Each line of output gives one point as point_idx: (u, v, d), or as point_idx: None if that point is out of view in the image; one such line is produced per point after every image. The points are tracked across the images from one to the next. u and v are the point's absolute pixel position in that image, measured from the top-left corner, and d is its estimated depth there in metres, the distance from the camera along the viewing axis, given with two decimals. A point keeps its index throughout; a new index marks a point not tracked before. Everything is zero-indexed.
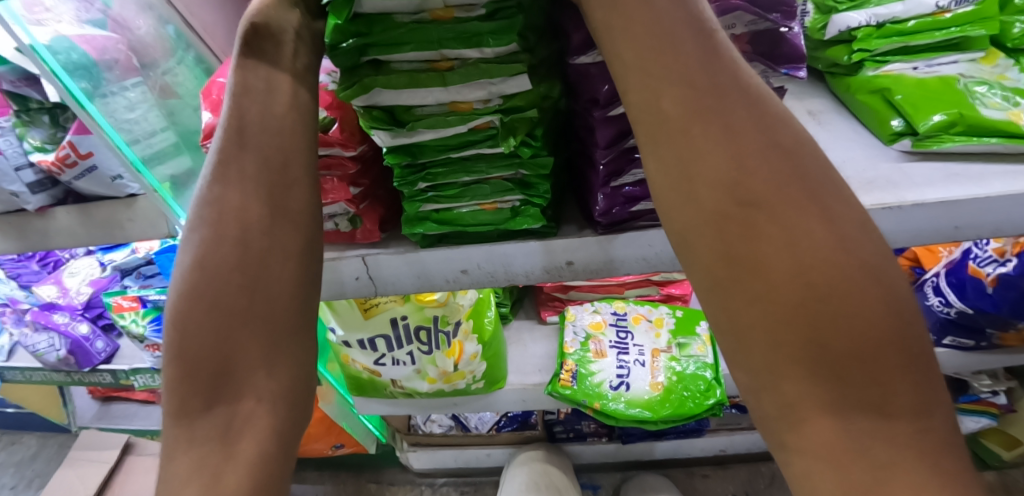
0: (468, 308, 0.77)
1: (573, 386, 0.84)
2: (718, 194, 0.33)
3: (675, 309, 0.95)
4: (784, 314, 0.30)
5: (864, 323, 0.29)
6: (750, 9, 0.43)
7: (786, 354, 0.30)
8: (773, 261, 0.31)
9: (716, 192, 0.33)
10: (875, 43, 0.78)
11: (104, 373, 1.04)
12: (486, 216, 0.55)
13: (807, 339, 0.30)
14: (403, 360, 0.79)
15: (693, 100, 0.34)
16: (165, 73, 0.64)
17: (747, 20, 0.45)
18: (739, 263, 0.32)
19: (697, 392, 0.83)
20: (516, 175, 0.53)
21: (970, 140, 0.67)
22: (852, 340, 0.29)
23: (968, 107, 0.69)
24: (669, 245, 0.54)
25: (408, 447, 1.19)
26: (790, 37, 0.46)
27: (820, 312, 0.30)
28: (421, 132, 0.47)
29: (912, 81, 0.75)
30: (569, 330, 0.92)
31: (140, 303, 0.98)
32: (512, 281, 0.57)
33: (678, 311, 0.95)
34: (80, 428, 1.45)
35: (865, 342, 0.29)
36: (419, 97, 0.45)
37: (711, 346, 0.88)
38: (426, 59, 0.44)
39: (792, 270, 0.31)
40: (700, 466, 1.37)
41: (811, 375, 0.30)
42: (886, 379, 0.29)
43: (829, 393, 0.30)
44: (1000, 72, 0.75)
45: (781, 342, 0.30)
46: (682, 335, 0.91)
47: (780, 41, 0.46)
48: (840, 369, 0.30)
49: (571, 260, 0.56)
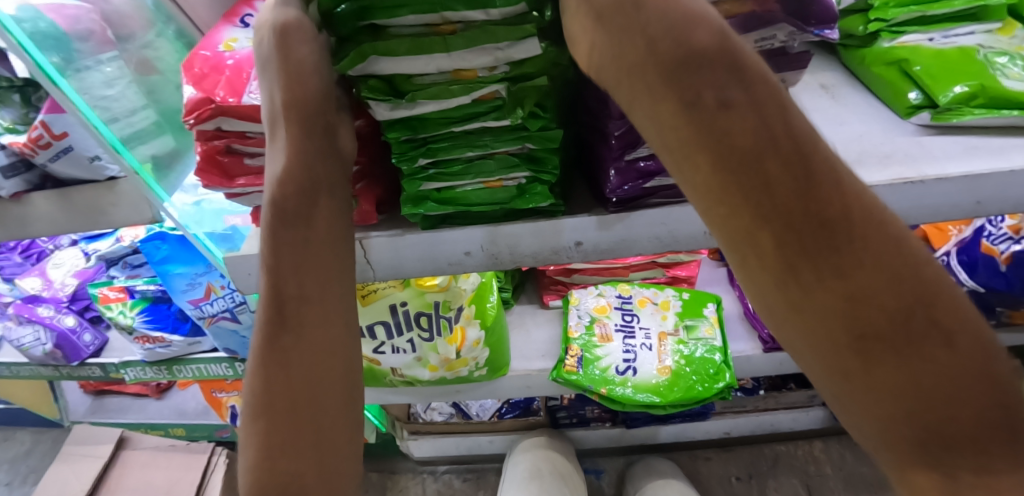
0: (471, 293, 0.74)
1: (578, 371, 0.81)
2: (760, 216, 0.29)
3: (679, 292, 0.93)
4: (837, 352, 0.28)
5: (932, 355, 0.27)
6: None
7: (869, 401, 0.28)
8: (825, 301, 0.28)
9: (759, 216, 0.29)
10: (892, 12, 0.76)
11: (94, 367, 1.02)
12: (491, 195, 0.52)
13: (861, 371, 0.28)
14: (403, 347, 0.76)
15: (730, 125, 0.29)
16: (144, 47, 0.60)
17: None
18: (799, 304, 0.29)
19: (706, 376, 0.82)
20: (522, 150, 0.50)
21: (990, 113, 0.66)
22: (933, 380, 0.27)
23: (989, 78, 0.68)
24: (682, 223, 0.54)
25: (408, 435, 1.16)
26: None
27: (888, 351, 0.27)
28: (422, 103, 0.44)
29: (930, 52, 0.73)
30: (573, 314, 0.90)
31: (127, 294, 0.94)
32: (519, 262, 0.56)
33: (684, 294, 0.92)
34: (73, 422, 1.42)
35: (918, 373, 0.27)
36: (420, 64, 0.41)
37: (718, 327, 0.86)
38: (426, 22, 0.40)
39: (830, 301, 0.28)
40: (704, 449, 1.36)
41: (894, 420, 0.28)
42: (972, 413, 0.27)
43: (919, 434, 0.27)
44: (1018, 43, 0.73)
45: (862, 391, 0.28)
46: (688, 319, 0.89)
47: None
48: (925, 413, 0.27)
49: (581, 240, 0.55)
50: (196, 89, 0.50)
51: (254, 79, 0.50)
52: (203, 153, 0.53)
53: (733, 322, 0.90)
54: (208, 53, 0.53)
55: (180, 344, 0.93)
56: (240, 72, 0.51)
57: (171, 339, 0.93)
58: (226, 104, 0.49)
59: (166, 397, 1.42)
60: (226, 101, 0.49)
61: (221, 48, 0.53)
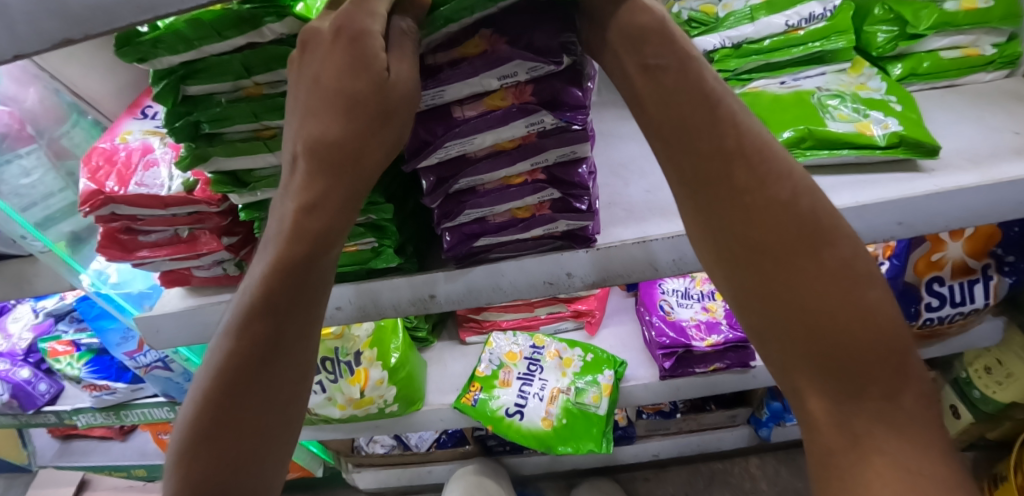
0: (365, 338, 0.85)
1: (475, 404, 0.92)
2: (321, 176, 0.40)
3: (586, 350, 0.98)
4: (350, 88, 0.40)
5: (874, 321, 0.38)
6: (525, 58, 0.45)
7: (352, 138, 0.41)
8: (738, 212, 0.40)
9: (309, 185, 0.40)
10: (734, 63, 0.83)
11: (49, 414, 1.09)
12: (348, 258, 0.60)
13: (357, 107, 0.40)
14: (313, 389, 0.86)
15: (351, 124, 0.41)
16: (60, 137, 0.69)
17: (529, 66, 0.46)
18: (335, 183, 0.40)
19: (584, 436, 0.94)
20: (367, 220, 0.58)
21: (825, 153, 0.73)
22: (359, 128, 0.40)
23: (817, 123, 0.75)
24: (519, 274, 0.60)
25: (353, 468, 1.22)
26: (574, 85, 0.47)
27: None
28: (264, 191, 0.52)
29: (768, 99, 0.79)
30: (485, 357, 0.97)
31: (74, 347, 1.03)
32: (384, 314, 0.62)
33: (591, 357, 0.96)
34: (39, 467, 1.47)
35: (882, 376, 0.38)
36: (251, 161, 0.50)
37: (605, 400, 0.93)
38: (251, 129, 0.48)
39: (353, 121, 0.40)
40: (642, 470, 1.42)
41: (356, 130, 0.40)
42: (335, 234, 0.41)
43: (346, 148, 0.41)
44: (861, 82, 0.83)
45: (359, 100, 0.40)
46: (588, 378, 0.95)
47: (561, 89, 0.48)
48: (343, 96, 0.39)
49: (435, 293, 0.61)
50: (90, 180, 0.58)
51: (140, 170, 0.59)
52: (104, 233, 0.61)
53: (627, 389, 0.95)
54: (106, 145, 0.62)
55: (124, 390, 1.00)
56: (129, 164, 0.60)
57: (114, 386, 1.00)
58: (115, 194, 0.57)
59: (130, 438, 1.47)
60: (114, 191, 0.57)
61: (117, 140, 0.62)
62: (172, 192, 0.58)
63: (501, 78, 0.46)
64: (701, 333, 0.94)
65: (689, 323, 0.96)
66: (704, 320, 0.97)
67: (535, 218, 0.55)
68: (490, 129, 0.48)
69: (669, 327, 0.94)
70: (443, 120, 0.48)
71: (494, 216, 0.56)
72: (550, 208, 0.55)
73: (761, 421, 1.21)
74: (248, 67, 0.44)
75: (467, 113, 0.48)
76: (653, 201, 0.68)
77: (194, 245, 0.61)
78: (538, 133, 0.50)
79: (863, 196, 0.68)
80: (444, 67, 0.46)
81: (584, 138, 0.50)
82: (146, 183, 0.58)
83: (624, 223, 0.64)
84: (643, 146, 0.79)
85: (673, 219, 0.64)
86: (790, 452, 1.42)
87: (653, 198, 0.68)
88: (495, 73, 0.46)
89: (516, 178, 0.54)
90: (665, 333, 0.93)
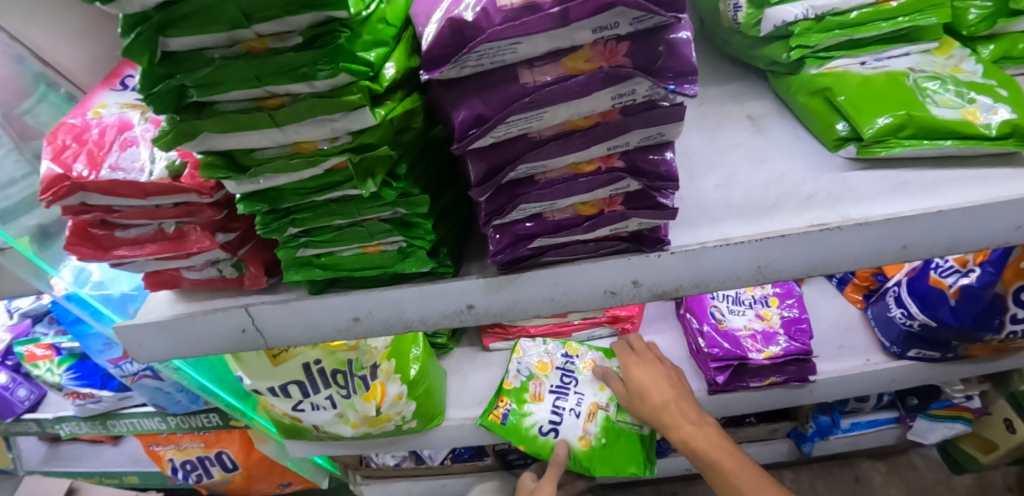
0: (383, 349, 0.74)
1: (503, 423, 0.82)
2: None
3: None
4: None
5: None
6: (636, 5, 0.33)
7: None
8: None
9: None
10: (815, 38, 0.67)
11: (30, 423, 0.98)
12: (369, 260, 0.49)
13: None
14: (323, 404, 0.75)
15: None
16: (22, 113, 0.58)
17: (632, 17, 0.35)
18: None
19: (624, 457, 0.85)
20: (395, 215, 0.47)
21: (921, 144, 0.60)
22: None
23: (917, 107, 0.61)
24: (578, 283, 0.50)
25: (361, 480, 1.11)
26: (678, 44, 0.37)
27: None
28: (269, 177, 0.42)
29: (855, 80, 0.66)
30: (513, 366, 0.87)
31: (54, 351, 0.93)
32: (410, 327, 0.52)
33: None
34: (26, 472, 1.34)
35: None
36: (251, 139, 0.39)
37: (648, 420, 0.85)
38: (252, 97, 0.38)
39: None
40: (669, 484, 1.27)
41: None
42: None
43: None
44: (953, 64, 0.69)
45: None
46: None
47: (664, 50, 0.37)
48: None
49: (473, 304, 0.50)
50: (54, 163, 0.47)
51: (115, 151, 0.49)
52: (72, 228, 0.50)
53: None
54: (76, 121, 0.51)
55: (111, 399, 0.90)
56: (102, 144, 0.49)
57: (99, 395, 0.90)
58: (84, 180, 0.46)
59: (123, 444, 1.37)
60: (83, 176, 0.46)
61: (89, 115, 0.51)
62: (152, 178, 0.47)
63: (594, 30, 0.35)
64: (758, 344, 0.84)
65: (743, 333, 0.85)
66: (760, 329, 0.86)
67: (604, 216, 0.44)
68: (564, 101, 0.38)
69: (722, 337, 0.84)
70: (506, 89, 0.37)
71: (553, 211, 0.46)
72: (623, 203, 0.45)
73: (805, 436, 1.09)
74: (248, 13, 0.33)
75: (538, 79, 0.38)
76: (728, 198, 0.57)
77: (183, 243, 0.50)
78: (621, 109, 0.40)
79: (977, 194, 0.54)
80: (524, 11, 0.34)
81: (678, 116, 0.39)
82: (122, 166, 0.47)
83: (695, 222, 0.54)
84: (706, 136, 0.67)
85: (753, 219, 0.53)
86: (825, 465, 1.26)
87: (727, 195, 0.57)
88: (589, 23, 0.35)
89: (587, 164, 0.43)
90: (718, 344, 0.83)
